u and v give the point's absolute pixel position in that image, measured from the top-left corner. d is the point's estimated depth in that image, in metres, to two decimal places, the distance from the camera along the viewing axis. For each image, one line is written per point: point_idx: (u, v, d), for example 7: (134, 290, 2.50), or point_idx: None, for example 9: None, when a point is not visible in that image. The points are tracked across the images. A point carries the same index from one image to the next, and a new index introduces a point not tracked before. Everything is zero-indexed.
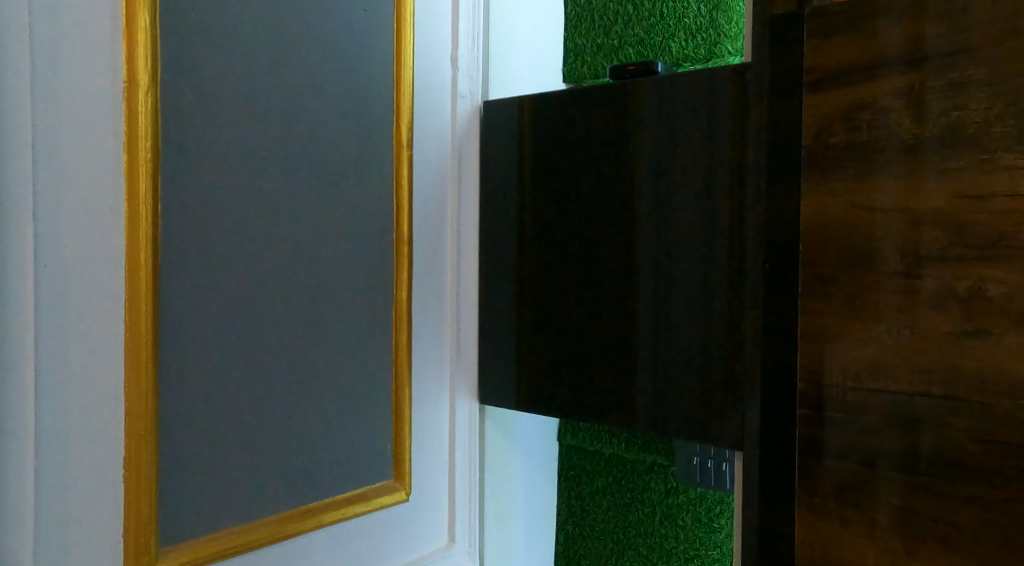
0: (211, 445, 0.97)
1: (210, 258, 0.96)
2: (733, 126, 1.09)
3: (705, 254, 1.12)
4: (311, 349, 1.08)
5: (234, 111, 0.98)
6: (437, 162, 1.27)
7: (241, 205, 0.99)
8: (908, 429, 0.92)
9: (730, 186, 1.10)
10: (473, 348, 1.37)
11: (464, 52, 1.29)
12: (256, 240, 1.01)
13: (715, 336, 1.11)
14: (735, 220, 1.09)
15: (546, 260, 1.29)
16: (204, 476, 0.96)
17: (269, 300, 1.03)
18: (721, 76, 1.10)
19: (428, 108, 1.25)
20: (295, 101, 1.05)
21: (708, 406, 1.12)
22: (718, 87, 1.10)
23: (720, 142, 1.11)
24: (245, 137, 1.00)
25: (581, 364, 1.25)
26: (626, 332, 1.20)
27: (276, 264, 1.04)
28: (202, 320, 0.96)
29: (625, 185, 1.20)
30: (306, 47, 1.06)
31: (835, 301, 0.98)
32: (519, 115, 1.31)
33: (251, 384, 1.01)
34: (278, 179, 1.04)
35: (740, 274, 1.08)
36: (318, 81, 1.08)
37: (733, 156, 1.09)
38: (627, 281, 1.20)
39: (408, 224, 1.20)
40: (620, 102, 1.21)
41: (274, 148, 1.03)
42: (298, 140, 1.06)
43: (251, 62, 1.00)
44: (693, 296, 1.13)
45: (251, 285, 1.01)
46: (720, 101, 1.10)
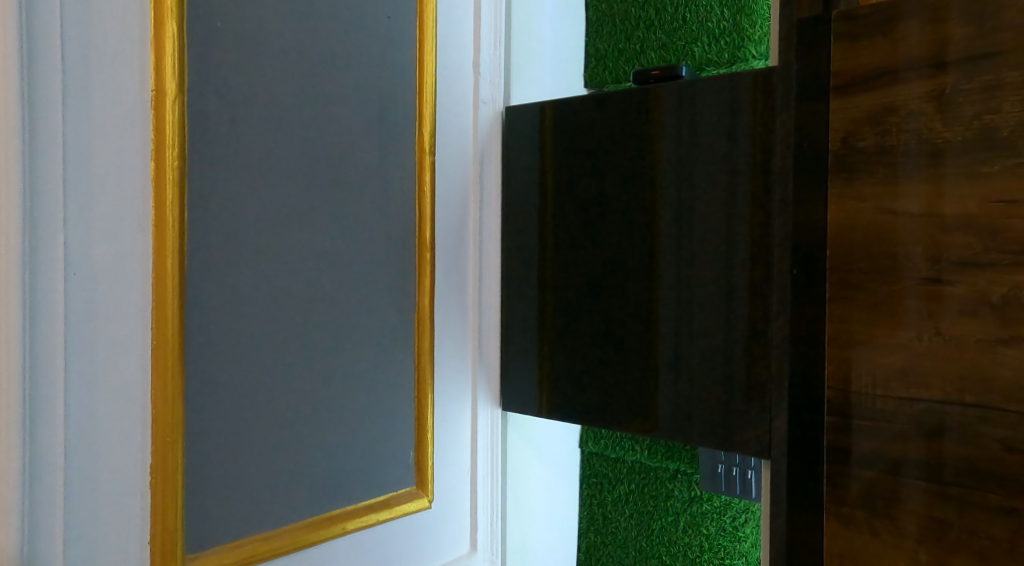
0: (236, 452, 0.97)
1: (236, 265, 0.97)
2: (758, 130, 1.08)
3: (729, 259, 1.11)
4: (335, 355, 1.08)
5: (259, 117, 0.99)
6: (459, 167, 1.27)
7: (266, 211, 1.00)
8: (941, 438, 0.91)
9: (755, 191, 1.09)
10: (495, 354, 1.36)
11: (486, 57, 1.29)
12: (281, 247, 1.02)
13: (741, 342, 1.09)
14: (760, 225, 1.08)
15: (569, 265, 1.28)
16: (228, 483, 0.97)
17: (294, 306, 1.03)
18: (746, 80, 1.09)
19: (450, 114, 1.25)
20: (319, 107, 1.06)
21: (733, 413, 1.11)
22: (743, 90, 1.10)
23: (744, 147, 1.10)
24: (269, 143, 1.00)
25: (604, 371, 1.24)
26: (650, 339, 1.19)
27: (300, 270, 1.04)
28: (227, 327, 0.96)
29: (649, 190, 1.19)
30: (330, 54, 1.06)
31: (863, 307, 0.97)
32: (542, 120, 1.31)
33: (276, 390, 1.01)
34: (303, 185, 1.04)
35: (766, 280, 1.07)
36: (341, 88, 1.08)
37: (758, 160, 1.08)
38: (651, 286, 1.19)
39: (430, 231, 1.20)
40: (643, 106, 1.20)
41: (299, 154, 1.03)
42: (322, 147, 1.06)
43: (276, 68, 1.00)
44: (718, 302, 1.12)
45: (276, 291, 1.01)
46: (745, 105, 1.10)
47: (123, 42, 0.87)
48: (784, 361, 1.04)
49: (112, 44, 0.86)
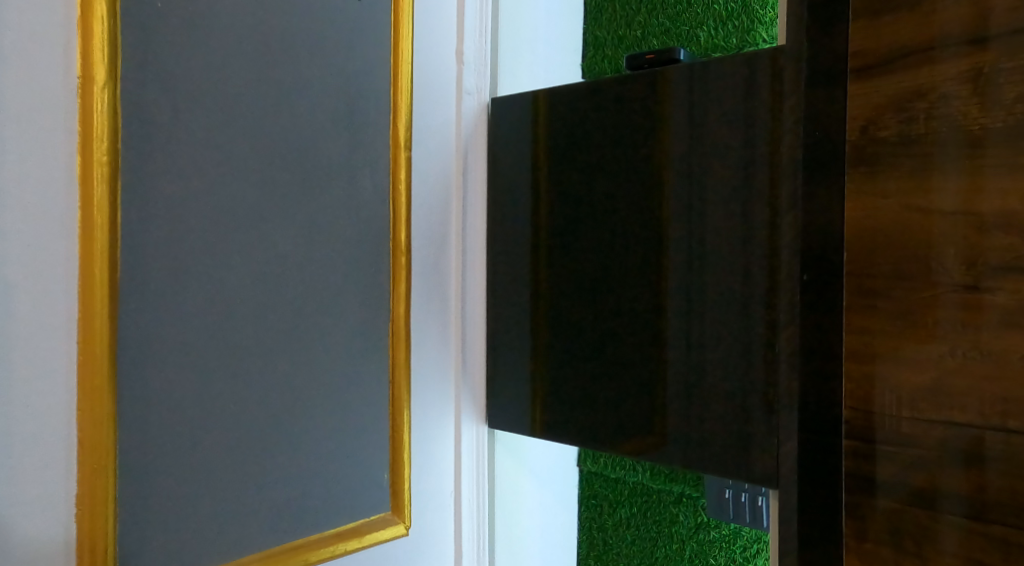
0: (179, 478, 0.88)
1: (180, 272, 0.88)
2: (765, 118, 0.97)
3: (728, 264, 1.00)
4: (294, 369, 0.99)
5: (207, 109, 0.90)
6: (441, 164, 1.17)
7: (213, 212, 0.91)
8: (976, 467, 0.79)
9: (760, 187, 0.98)
10: (481, 365, 1.26)
11: (470, 45, 1.19)
12: (234, 251, 0.93)
13: (746, 355, 0.98)
14: (766, 225, 0.97)
15: (562, 270, 1.18)
16: (170, 513, 0.87)
17: (247, 316, 0.94)
18: (749, 64, 0.99)
19: (429, 105, 1.15)
20: (276, 98, 0.96)
21: (731, 434, 1.00)
22: (747, 74, 0.99)
23: (749, 138, 0.98)
24: (216, 137, 0.91)
25: (598, 385, 1.14)
26: (649, 351, 1.08)
27: (255, 276, 0.95)
28: (168, 340, 0.87)
29: (644, 188, 1.09)
30: (289, 40, 0.97)
31: (887, 318, 0.85)
32: (534, 109, 1.20)
33: (225, 408, 0.92)
34: (257, 183, 0.95)
35: (772, 286, 0.96)
36: (302, 77, 0.99)
37: (765, 152, 0.97)
38: (648, 292, 1.08)
39: (405, 233, 1.09)
40: (638, 96, 1.09)
41: (251, 149, 0.94)
42: (281, 141, 0.97)
43: (226, 55, 0.91)
44: (721, 311, 1.01)
45: (225, 300, 0.92)
46: (749, 92, 0.98)
47: (44, 25, 0.78)
48: (793, 376, 0.93)
49: (32, 24, 0.77)
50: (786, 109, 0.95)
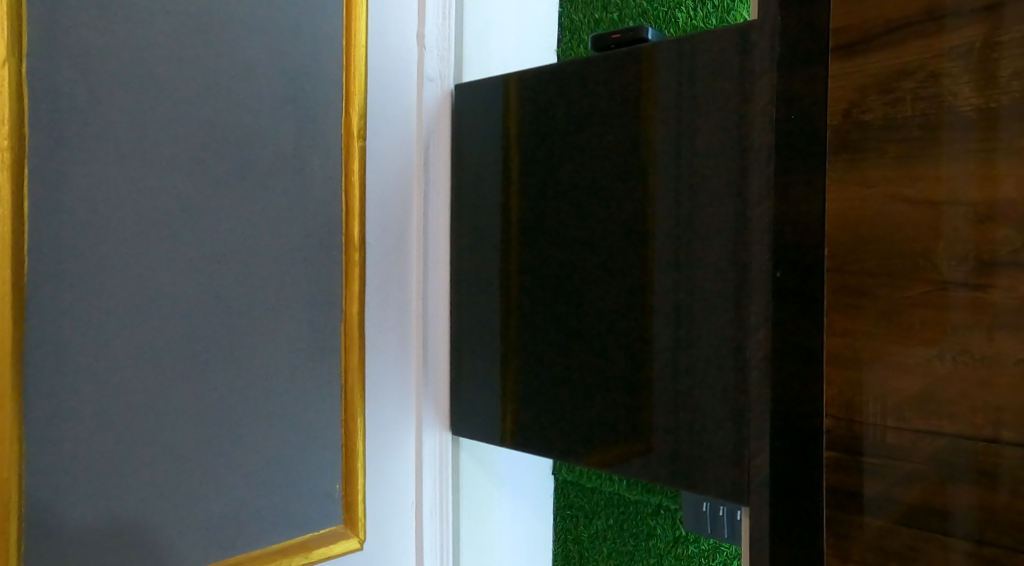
0: (97, 485, 0.84)
1: (99, 272, 0.83)
2: (735, 103, 0.90)
3: (695, 262, 0.93)
4: (232, 375, 0.93)
5: (132, 96, 0.85)
6: (400, 154, 1.10)
7: (139, 203, 0.86)
8: (974, 482, 0.71)
9: (732, 178, 0.91)
10: (443, 368, 1.19)
11: (432, 28, 1.12)
12: (163, 247, 0.88)
13: (715, 358, 0.91)
14: (736, 220, 0.90)
15: (531, 267, 1.11)
16: (88, 521, 0.84)
17: (177, 318, 0.89)
18: (717, 44, 0.91)
19: (386, 93, 1.08)
20: (213, 83, 0.90)
21: (697, 445, 0.93)
22: (722, 54, 0.91)
23: (718, 125, 0.91)
24: (143, 126, 0.86)
25: (564, 390, 1.07)
26: (618, 354, 1.01)
27: (185, 273, 0.89)
28: (86, 339, 0.83)
29: (614, 179, 1.02)
30: (231, 20, 0.91)
31: (871, 319, 0.78)
32: (506, 94, 1.13)
33: (154, 416, 0.87)
34: (192, 175, 0.89)
35: (745, 284, 0.89)
36: (246, 60, 0.93)
37: (735, 140, 0.90)
38: (618, 291, 1.01)
39: (359, 228, 1.03)
40: (603, 81, 1.03)
41: (186, 137, 0.89)
42: (222, 127, 0.91)
43: (155, 37, 0.86)
44: (693, 311, 0.93)
45: (152, 300, 0.87)
46: (716, 75, 0.91)
47: None
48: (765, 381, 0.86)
49: None
50: (759, 92, 0.87)
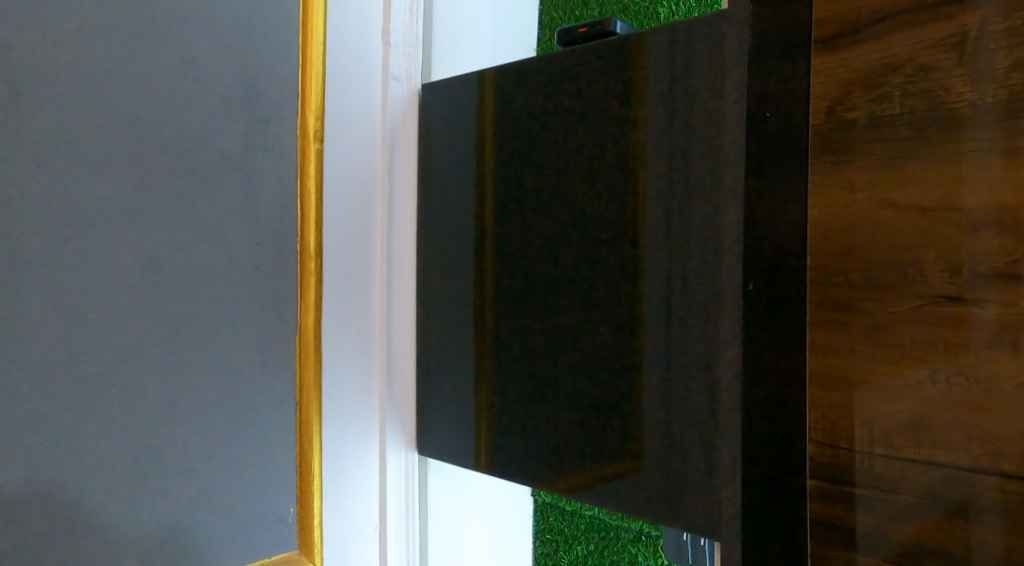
0: (23, 509, 0.80)
1: (25, 286, 0.80)
2: (708, 98, 0.82)
3: (666, 272, 0.86)
4: (173, 391, 0.90)
5: (63, 98, 0.82)
6: (362, 160, 1.07)
7: (68, 212, 0.82)
8: (983, 521, 0.64)
9: (700, 181, 0.83)
10: (409, 382, 1.15)
11: (399, 25, 1.08)
12: (95, 259, 0.84)
13: (682, 378, 0.84)
14: (710, 226, 0.83)
15: (505, 277, 1.05)
16: (12, 548, 0.80)
17: (112, 333, 0.86)
18: (686, 35, 0.84)
19: (346, 95, 1.05)
20: (152, 82, 0.87)
21: (666, 471, 0.86)
22: (697, 45, 0.84)
23: (688, 123, 0.84)
24: (76, 129, 0.82)
25: (536, 408, 1.01)
26: (584, 371, 0.95)
27: (123, 286, 0.86)
28: (11, 353, 0.79)
29: (584, 183, 0.95)
30: (168, 20, 0.88)
31: (856, 336, 0.70)
32: (480, 90, 1.07)
33: (87, 434, 0.84)
34: (129, 182, 0.86)
35: (716, 298, 0.82)
36: (184, 60, 0.89)
37: (707, 140, 0.82)
38: (585, 304, 0.95)
39: (316, 238, 1.01)
40: (570, 78, 0.96)
41: (122, 142, 0.86)
42: (159, 132, 0.88)
43: (88, 35, 0.83)
44: (668, 326, 0.86)
45: (86, 314, 0.84)
46: (685, 69, 0.84)
47: None
48: (736, 407, 0.79)
49: None
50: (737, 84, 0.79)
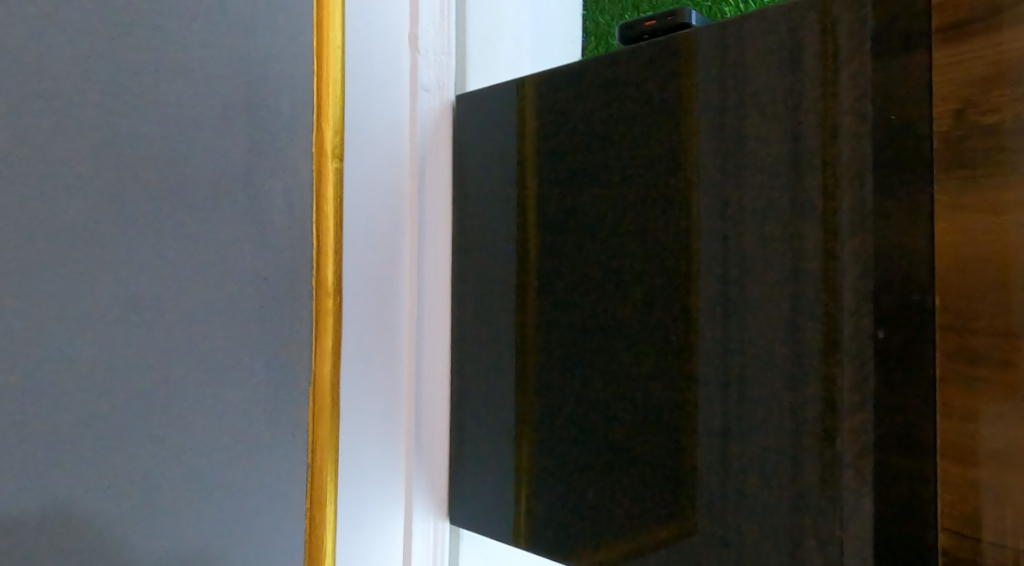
0: None
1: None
2: (806, 100, 0.68)
3: (752, 313, 0.70)
4: (149, 455, 0.75)
5: (19, 99, 0.68)
6: (387, 182, 0.94)
7: (46, 240, 0.69)
8: None
9: (796, 200, 0.68)
10: (441, 438, 1.00)
11: (428, 28, 0.96)
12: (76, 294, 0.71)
13: (777, 443, 0.68)
14: (808, 257, 0.67)
15: (551, 315, 0.90)
16: None
17: (96, 384, 0.72)
18: (777, 25, 0.70)
19: (369, 108, 0.92)
20: (142, 88, 0.74)
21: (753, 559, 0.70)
22: (801, 33, 0.68)
23: (780, 130, 0.69)
24: (32, 139, 0.68)
25: (587, 473, 0.85)
26: (643, 433, 0.79)
27: (111, 328, 0.73)
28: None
29: (645, 207, 0.80)
30: (170, 18, 0.76)
31: (1002, 396, 0.57)
32: (521, 97, 0.94)
33: (42, 510, 0.69)
34: (104, 203, 0.72)
35: (818, 347, 0.66)
36: (186, 65, 0.77)
37: (805, 150, 0.67)
38: (654, 352, 0.79)
39: (332, 273, 0.88)
40: (632, 80, 0.81)
41: (111, 157, 0.73)
42: (157, 147, 0.75)
43: (70, 30, 0.70)
44: (756, 381, 0.70)
45: (43, 362, 0.69)
46: (778, 65, 0.70)
47: None
48: (869, 493, 0.63)
49: None
50: (861, 80, 0.64)
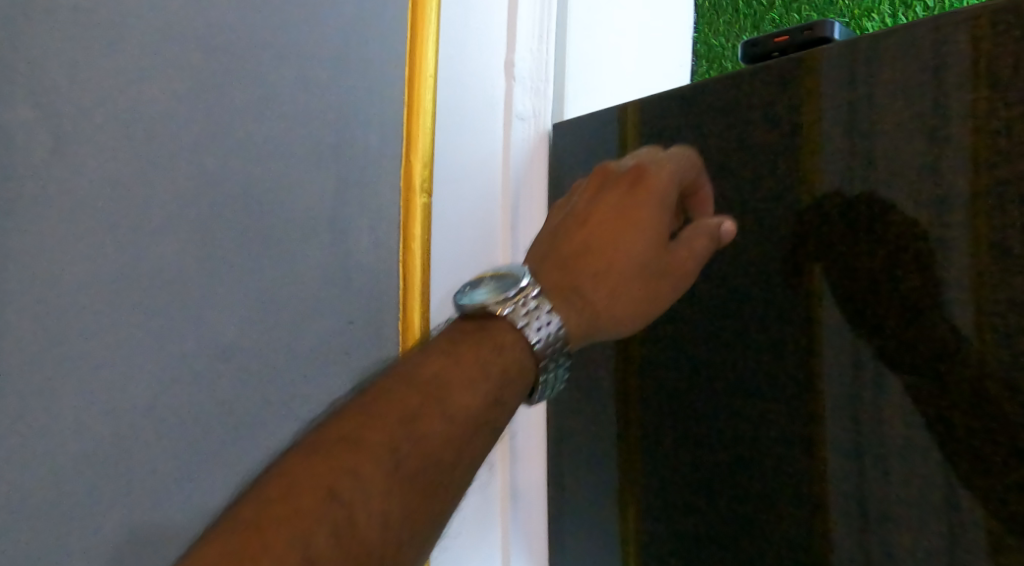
0: None
1: (93, 379, 0.68)
2: (965, 132, 0.59)
3: (903, 374, 0.61)
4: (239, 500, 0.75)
5: (120, 155, 0.69)
6: (478, 219, 0.89)
7: (143, 291, 0.70)
8: None
9: (954, 247, 0.59)
10: (538, 483, 0.94)
11: (527, 53, 0.89)
12: (168, 345, 0.72)
13: (928, 524, 0.61)
14: (971, 313, 0.58)
15: (653, 367, 0.81)
16: None
17: (186, 433, 0.73)
18: (931, 46, 0.60)
19: (461, 141, 0.87)
20: (231, 136, 0.74)
21: None
22: (989, 42, 0.58)
23: (933, 167, 0.60)
24: (118, 184, 0.69)
25: (698, 543, 0.76)
26: (765, 504, 0.70)
27: (197, 378, 0.73)
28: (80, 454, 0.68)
29: (764, 249, 0.71)
30: (260, 65, 0.75)
31: None
32: (620, 126, 0.86)
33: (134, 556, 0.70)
34: (194, 254, 0.73)
35: (985, 416, 0.58)
36: (274, 110, 0.76)
37: (965, 190, 0.59)
38: (778, 412, 0.69)
39: (420, 319, 0.83)
40: (757, 93, 0.72)
41: (200, 208, 0.73)
42: (244, 194, 0.75)
43: (166, 82, 0.71)
44: (902, 449, 0.62)
45: (134, 414, 0.70)
46: (930, 94, 0.60)
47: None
48: None
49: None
50: None
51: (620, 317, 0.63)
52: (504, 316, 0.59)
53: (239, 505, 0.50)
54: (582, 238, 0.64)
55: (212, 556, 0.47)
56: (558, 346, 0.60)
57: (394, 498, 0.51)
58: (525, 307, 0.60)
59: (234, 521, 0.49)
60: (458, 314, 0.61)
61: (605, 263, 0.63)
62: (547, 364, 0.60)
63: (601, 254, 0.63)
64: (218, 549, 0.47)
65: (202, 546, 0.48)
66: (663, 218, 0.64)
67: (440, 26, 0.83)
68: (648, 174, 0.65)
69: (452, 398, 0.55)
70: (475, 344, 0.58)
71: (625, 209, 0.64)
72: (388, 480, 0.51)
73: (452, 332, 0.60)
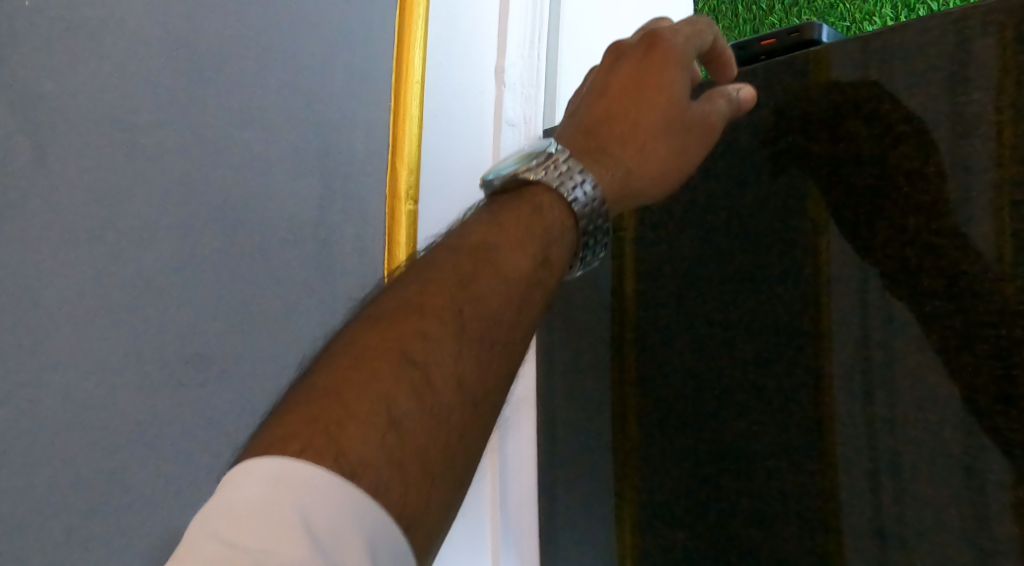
0: None
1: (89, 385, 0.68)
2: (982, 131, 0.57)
3: (922, 380, 0.60)
4: None
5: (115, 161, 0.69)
6: None
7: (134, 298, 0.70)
8: None
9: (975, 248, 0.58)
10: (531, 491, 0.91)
11: (516, 60, 0.89)
12: (162, 352, 0.71)
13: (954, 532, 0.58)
14: (994, 314, 0.57)
15: (653, 377, 0.79)
16: None
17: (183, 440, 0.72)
18: (942, 46, 0.59)
19: (448, 148, 0.86)
20: (224, 143, 0.74)
21: None
22: (979, 44, 0.57)
23: (947, 167, 0.59)
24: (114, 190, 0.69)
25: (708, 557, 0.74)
26: (779, 516, 0.68)
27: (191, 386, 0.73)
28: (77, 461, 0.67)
29: (770, 254, 0.69)
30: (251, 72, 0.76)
31: None
32: None
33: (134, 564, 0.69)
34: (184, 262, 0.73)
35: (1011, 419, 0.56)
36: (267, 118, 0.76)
37: (983, 189, 0.57)
38: (787, 422, 0.67)
39: None
40: None
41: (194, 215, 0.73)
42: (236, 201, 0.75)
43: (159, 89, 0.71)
44: (924, 457, 0.60)
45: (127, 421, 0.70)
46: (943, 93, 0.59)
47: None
48: None
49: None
50: None
51: (662, 181, 0.60)
52: (538, 182, 0.56)
53: (313, 372, 0.46)
54: (607, 105, 0.61)
55: (279, 440, 0.44)
56: (596, 207, 0.56)
57: (467, 360, 0.48)
58: (561, 171, 0.56)
59: (311, 387, 0.45)
60: (486, 192, 0.57)
61: (635, 124, 0.60)
62: (586, 231, 0.55)
63: (627, 119, 0.60)
64: (301, 416, 0.44)
65: (281, 419, 0.45)
66: (682, 82, 0.61)
67: (428, 32, 0.83)
68: (661, 40, 0.61)
69: (501, 257, 0.51)
70: (514, 207, 0.55)
71: (641, 77, 0.61)
72: (449, 342, 0.48)
73: (487, 204, 0.56)
